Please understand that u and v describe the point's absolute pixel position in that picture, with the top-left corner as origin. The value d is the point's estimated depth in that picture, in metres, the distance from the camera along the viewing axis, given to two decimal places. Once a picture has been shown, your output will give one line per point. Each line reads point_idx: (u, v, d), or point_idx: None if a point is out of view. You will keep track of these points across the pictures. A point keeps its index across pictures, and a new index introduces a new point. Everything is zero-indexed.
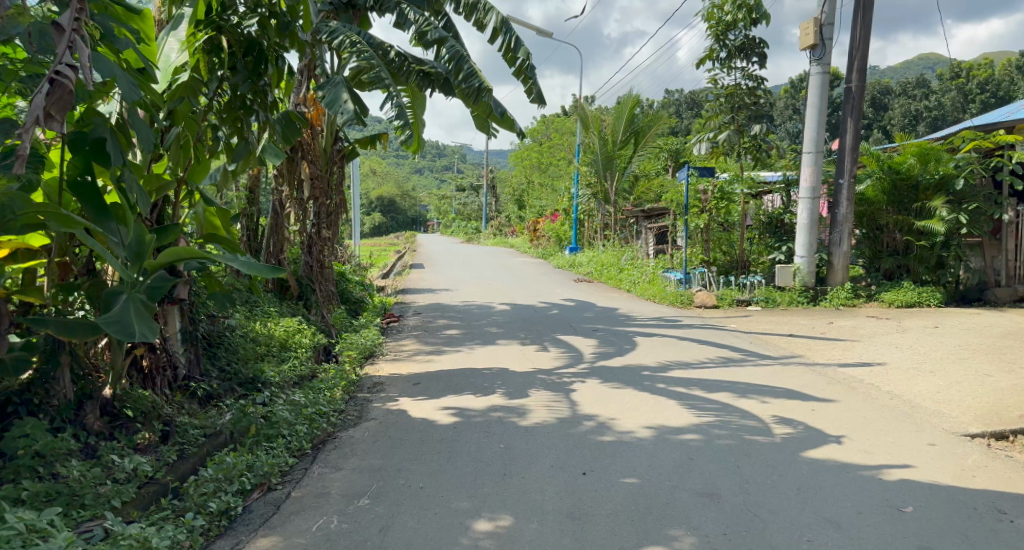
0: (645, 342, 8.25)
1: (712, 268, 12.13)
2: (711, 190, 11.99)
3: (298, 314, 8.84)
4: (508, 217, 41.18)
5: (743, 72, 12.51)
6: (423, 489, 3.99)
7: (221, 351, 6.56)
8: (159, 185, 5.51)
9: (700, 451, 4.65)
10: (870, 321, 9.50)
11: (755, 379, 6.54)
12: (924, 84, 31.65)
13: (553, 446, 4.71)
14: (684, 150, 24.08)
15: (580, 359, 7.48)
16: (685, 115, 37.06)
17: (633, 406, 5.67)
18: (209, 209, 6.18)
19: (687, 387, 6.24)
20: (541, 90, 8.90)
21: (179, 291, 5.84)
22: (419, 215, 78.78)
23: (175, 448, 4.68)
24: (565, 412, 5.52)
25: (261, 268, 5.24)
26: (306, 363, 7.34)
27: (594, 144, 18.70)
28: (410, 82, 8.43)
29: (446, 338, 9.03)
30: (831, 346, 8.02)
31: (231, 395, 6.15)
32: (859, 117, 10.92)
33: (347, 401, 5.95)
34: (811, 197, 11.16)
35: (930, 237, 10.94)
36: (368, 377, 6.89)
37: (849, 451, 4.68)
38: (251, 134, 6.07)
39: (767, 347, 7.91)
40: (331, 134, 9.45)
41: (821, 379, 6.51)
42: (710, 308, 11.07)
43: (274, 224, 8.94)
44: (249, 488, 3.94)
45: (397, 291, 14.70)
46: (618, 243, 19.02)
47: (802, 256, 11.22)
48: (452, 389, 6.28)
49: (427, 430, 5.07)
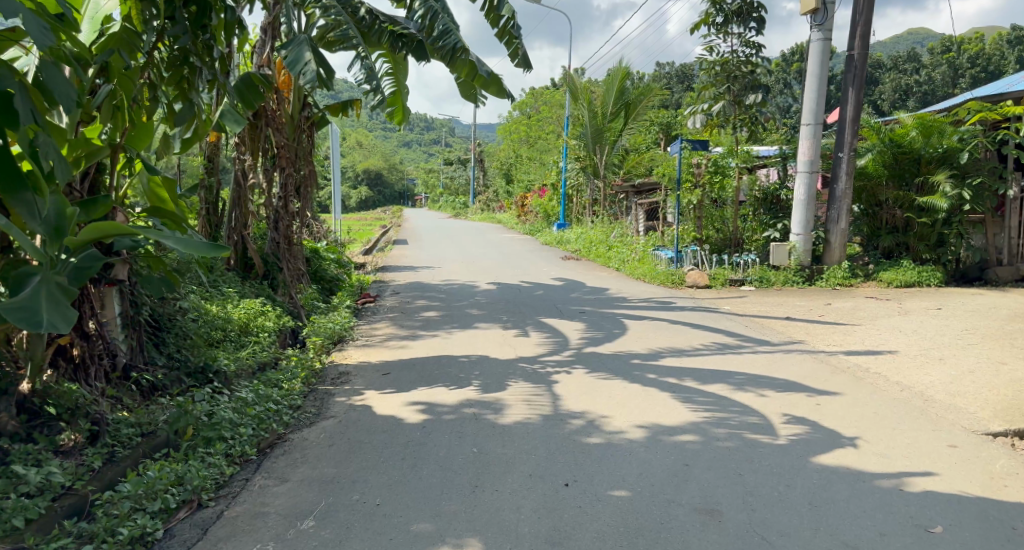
0: (635, 326, 7.71)
1: (704, 246, 11.59)
2: (705, 164, 11.40)
3: (264, 296, 8.24)
4: (495, 192, 40.49)
5: (740, 39, 11.87)
6: (380, 507, 3.43)
7: (170, 337, 6.00)
8: (89, 150, 4.94)
9: (697, 456, 4.11)
10: (871, 302, 8.98)
11: (754, 368, 5.99)
12: (915, 58, 31.05)
13: (533, 450, 4.16)
14: (674, 123, 23.39)
15: (565, 345, 6.91)
16: (675, 88, 36.31)
17: (622, 401, 5.12)
18: (154, 179, 5.60)
19: (680, 378, 5.70)
20: (526, 53, 8.26)
21: (118, 271, 5.33)
22: (406, 190, 77.86)
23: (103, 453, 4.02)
24: (547, 408, 4.96)
25: (201, 245, 4.65)
26: (267, 351, 6.79)
27: (583, 115, 18.05)
28: (382, 43, 7.86)
29: (423, 321, 8.43)
30: (832, 331, 7.48)
31: (177, 387, 5.61)
32: (861, 86, 10.28)
33: (306, 395, 5.35)
34: (809, 171, 10.56)
35: (932, 213, 10.38)
36: (334, 366, 6.31)
37: (863, 455, 4.15)
38: (198, 94, 5.51)
39: (765, 332, 7.37)
40: (299, 99, 8.93)
41: (825, 369, 5.99)
42: (701, 288, 10.52)
43: (236, 197, 8.26)
44: (174, 506, 3.36)
45: (377, 269, 14.10)
46: (606, 219, 18.43)
47: (797, 233, 10.68)
48: (425, 380, 5.71)
49: (392, 430, 4.51)
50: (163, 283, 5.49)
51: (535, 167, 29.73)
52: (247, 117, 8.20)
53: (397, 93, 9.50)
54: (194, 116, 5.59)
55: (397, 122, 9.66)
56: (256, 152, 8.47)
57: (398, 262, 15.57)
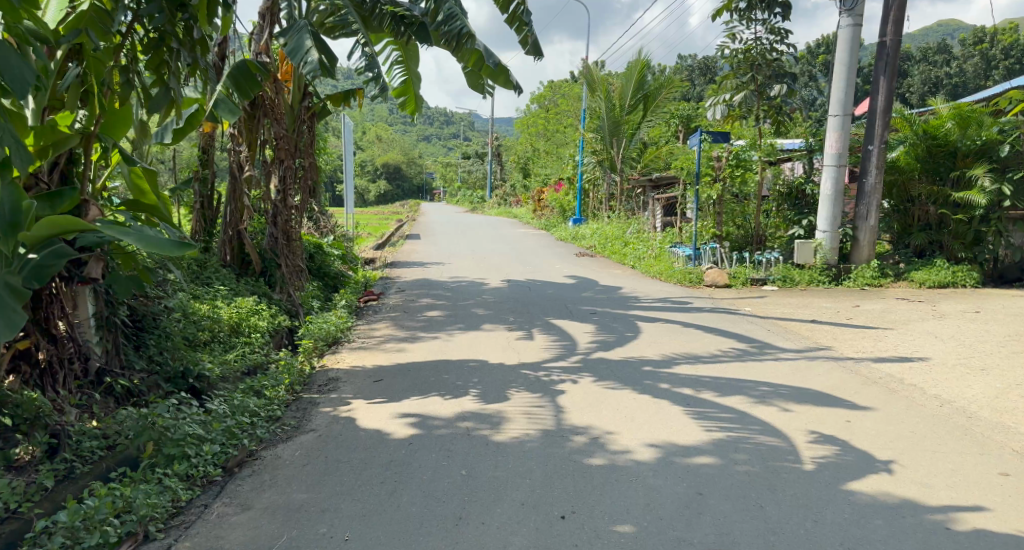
0: (648, 330, 7.24)
1: (724, 243, 10.94)
2: (726, 156, 10.85)
3: (260, 294, 7.88)
4: (512, 187, 40.02)
5: (764, 25, 11.31)
6: (348, 544, 3.03)
7: (151, 338, 5.65)
8: (57, 139, 4.58)
9: (713, 483, 3.66)
10: (902, 304, 8.43)
11: (776, 378, 5.50)
12: (946, 49, 30.13)
13: (528, 474, 3.73)
14: (695, 117, 22.71)
15: (572, 350, 6.46)
16: (697, 81, 35.62)
17: (630, 415, 4.67)
18: (134, 170, 5.25)
19: (695, 388, 5.23)
20: (537, 40, 7.81)
21: (90, 269, 4.99)
22: (424, 183, 77.66)
23: (61, 468, 3.62)
24: (548, 422, 4.51)
25: (163, 242, 4.32)
26: (258, 355, 6.40)
27: (600, 108, 17.52)
28: (384, 27, 7.45)
29: (425, 321, 8.01)
30: (861, 336, 6.95)
31: (155, 393, 5.22)
32: (893, 75, 9.71)
33: (289, 405, 4.93)
34: (836, 165, 10.01)
35: (969, 210, 9.79)
36: (324, 370, 5.90)
37: (902, 483, 3.67)
38: (177, 79, 5.16)
39: (789, 337, 6.86)
40: (299, 89, 8.54)
41: (855, 379, 5.48)
42: (721, 288, 10.00)
43: (231, 190, 7.93)
44: (115, 540, 2.97)
45: (386, 265, 13.70)
46: (623, 215, 17.89)
47: (824, 230, 10.14)
48: (418, 388, 5.29)
49: (375, 447, 4.10)
50: (132, 281, 5.19)
51: (552, 160, 29.18)
52: (243, 107, 7.84)
53: (409, 82, 9.14)
54: (171, 103, 5.23)
55: (409, 111, 9.43)
56: (252, 144, 8.09)
57: (408, 258, 15.02)
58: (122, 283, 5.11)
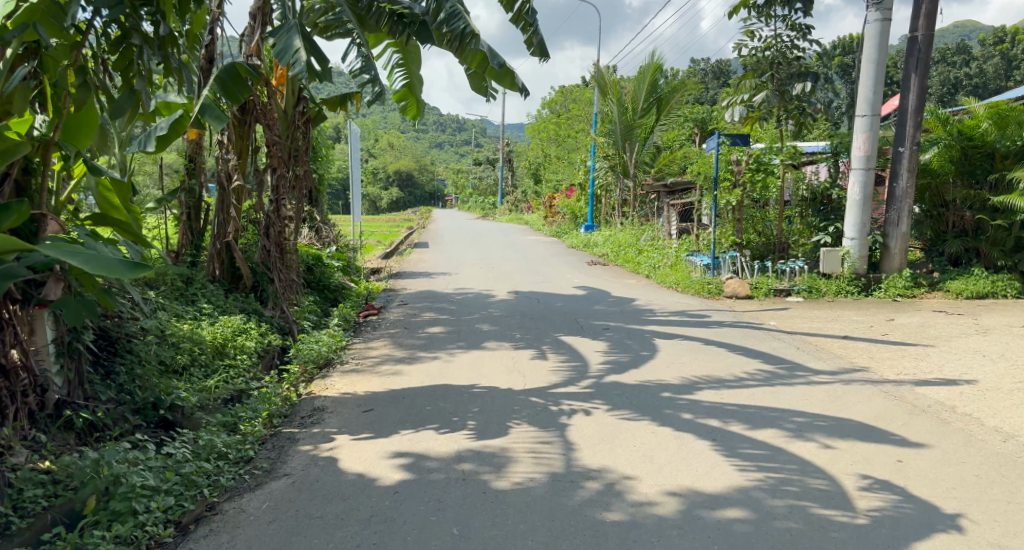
0: (666, 348, 6.67)
1: (744, 251, 10.32)
2: (746, 160, 10.19)
3: (250, 312, 7.37)
4: (523, 193, 39.50)
5: (784, 22, 10.72)
6: None
7: (121, 363, 5.17)
8: (8, 148, 4.03)
9: (750, 546, 3.12)
10: (940, 318, 7.80)
11: (812, 405, 4.92)
12: (965, 50, 29.46)
13: (531, 534, 3.22)
14: (710, 119, 22.12)
15: (583, 372, 5.89)
16: (711, 84, 35.01)
17: (649, 454, 4.12)
18: (103, 182, 4.81)
19: (722, 419, 4.67)
20: (543, 41, 7.29)
21: (47, 291, 4.45)
22: (436, 190, 77.35)
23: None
24: (556, 463, 3.96)
25: (114, 264, 3.76)
26: (243, 379, 5.88)
27: (612, 112, 16.98)
28: (381, 26, 7.08)
29: (426, 338, 7.47)
30: (900, 354, 6.35)
31: (122, 427, 4.73)
32: (925, 71, 9.10)
33: (265, 441, 4.40)
34: (865, 168, 9.42)
35: (1009, 215, 9.13)
36: (310, 398, 5.37)
37: (974, 545, 3.11)
38: (143, 80, 4.72)
39: (821, 357, 6.27)
40: (293, 93, 8.02)
41: (901, 406, 4.89)
42: (742, 299, 9.39)
43: (219, 201, 7.46)
44: None
45: (390, 275, 13.20)
46: (637, 221, 17.33)
47: (852, 238, 9.54)
48: (411, 421, 4.75)
49: (358, 496, 3.59)
50: (85, 305, 4.51)
51: (563, 166, 28.63)
52: (232, 112, 7.39)
53: (410, 86, 8.65)
54: (136, 107, 4.78)
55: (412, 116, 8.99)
56: (242, 151, 7.60)
57: (414, 267, 14.62)
58: (73, 309, 4.45)
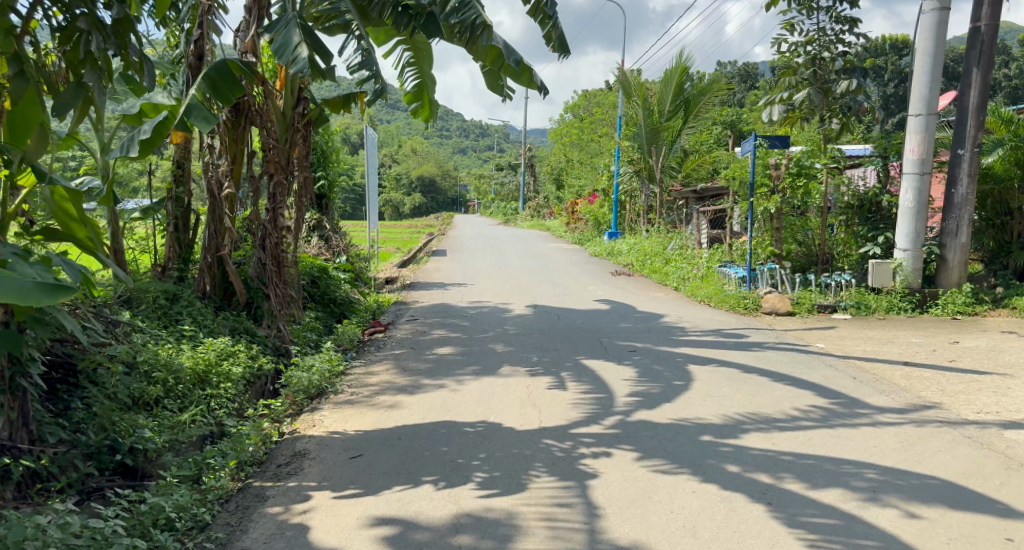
0: (702, 376, 5.89)
1: (784, 263, 9.50)
2: (785, 164, 9.36)
3: (241, 331, 6.67)
4: (546, 200, 38.69)
5: (829, 14, 9.87)
6: None
7: (79, 397, 4.46)
8: None
9: None
10: (1012, 341, 6.90)
11: (885, 455, 4.11)
12: (1004, 51, 28.22)
13: None
14: (740, 123, 21.20)
15: (608, 407, 5.13)
16: (738, 88, 34.03)
17: (691, 523, 3.36)
18: (59, 190, 4.18)
19: (776, 473, 3.89)
20: (563, 35, 6.57)
21: None
22: (458, 196, 76.81)
23: None
24: (576, 538, 3.23)
25: (28, 290, 3.19)
26: (225, 411, 5.16)
27: (636, 114, 16.14)
28: (385, 18, 6.30)
29: (434, 361, 6.76)
30: (976, 386, 5.50)
31: (71, 476, 4.02)
32: (989, 67, 8.25)
33: (229, 500, 3.72)
34: (919, 172, 8.57)
35: None
36: (293, 439, 4.66)
37: None
38: (94, 73, 4.05)
39: (883, 389, 5.44)
40: (291, 92, 7.19)
41: (993, 457, 4.07)
42: (782, 316, 8.54)
43: (210, 211, 6.77)
44: None
45: (403, 286, 12.51)
46: (664, 228, 16.45)
47: (905, 249, 8.67)
48: (405, 470, 4.02)
49: None
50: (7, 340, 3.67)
51: (586, 171, 27.76)
52: (223, 114, 6.70)
53: (422, 85, 7.96)
54: (88, 104, 4.12)
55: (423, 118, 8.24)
56: (236, 156, 6.88)
57: (431, 278, 13.86)
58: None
